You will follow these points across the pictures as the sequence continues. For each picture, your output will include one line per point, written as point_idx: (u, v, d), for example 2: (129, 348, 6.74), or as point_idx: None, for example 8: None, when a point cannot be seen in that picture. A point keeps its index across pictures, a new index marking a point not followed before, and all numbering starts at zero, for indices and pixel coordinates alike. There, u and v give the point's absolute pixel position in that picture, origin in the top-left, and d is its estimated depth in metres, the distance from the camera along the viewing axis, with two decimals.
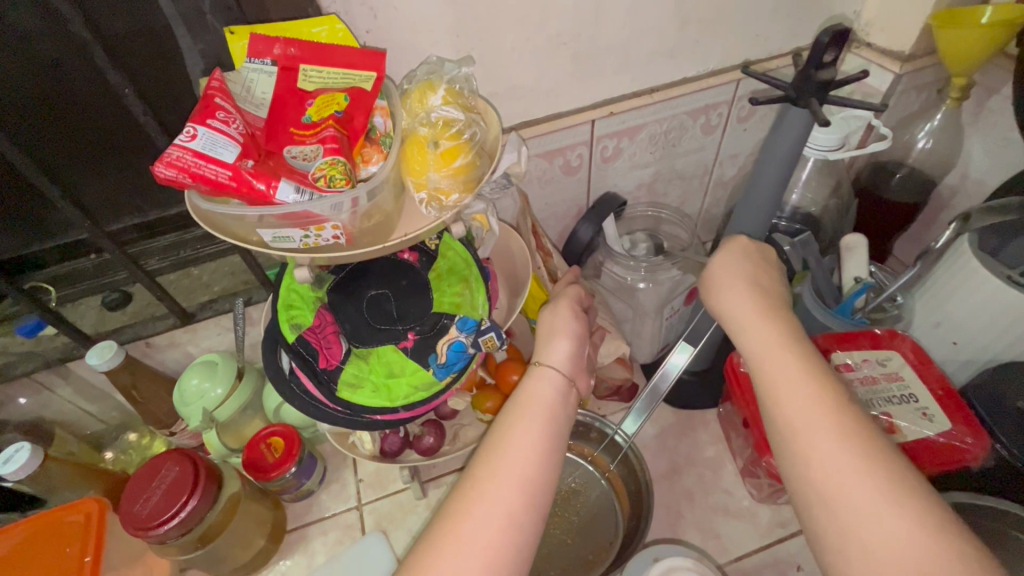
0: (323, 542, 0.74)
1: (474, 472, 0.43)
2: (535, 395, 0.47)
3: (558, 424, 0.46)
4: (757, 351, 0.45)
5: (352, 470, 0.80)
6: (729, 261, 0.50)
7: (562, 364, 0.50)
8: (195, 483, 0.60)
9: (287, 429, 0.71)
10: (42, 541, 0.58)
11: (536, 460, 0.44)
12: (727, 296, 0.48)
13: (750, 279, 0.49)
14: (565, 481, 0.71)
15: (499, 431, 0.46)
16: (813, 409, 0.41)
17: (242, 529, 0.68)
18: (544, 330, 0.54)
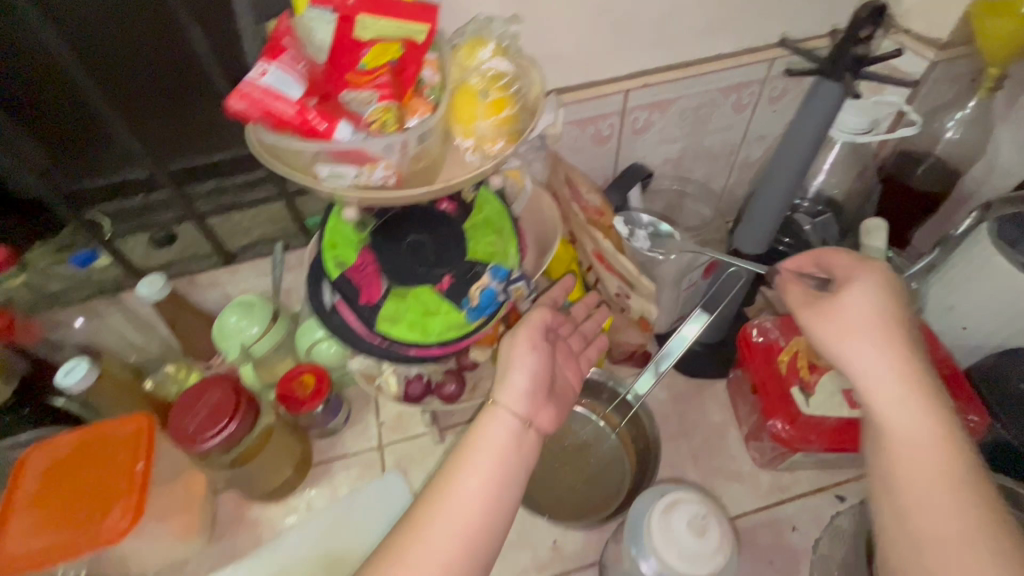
0: (345, 477, 0.78)
1: (422, 504, 0.49)
2: (488, 440, 0.53)
3: (503, 462, 0.52)
4: (891, 403, 0.49)
5: (374, 413, 0.83)
6: (864, 301, 0.52)
7: (515, 410, 0.55)
8: (236, 406, 0.65)
9: (316, 369, 0.75)
10: (92, 450, 0.61)
11: (480, 501, 0.49)
12: (859, 340, 0.51)
13: (885, 322, 0.51)
14: (575, 436, 0.76)
15: (454, 467, 0.51)
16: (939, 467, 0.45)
17: (273, 455, 0.74)
18: (501, 364, 0.59)
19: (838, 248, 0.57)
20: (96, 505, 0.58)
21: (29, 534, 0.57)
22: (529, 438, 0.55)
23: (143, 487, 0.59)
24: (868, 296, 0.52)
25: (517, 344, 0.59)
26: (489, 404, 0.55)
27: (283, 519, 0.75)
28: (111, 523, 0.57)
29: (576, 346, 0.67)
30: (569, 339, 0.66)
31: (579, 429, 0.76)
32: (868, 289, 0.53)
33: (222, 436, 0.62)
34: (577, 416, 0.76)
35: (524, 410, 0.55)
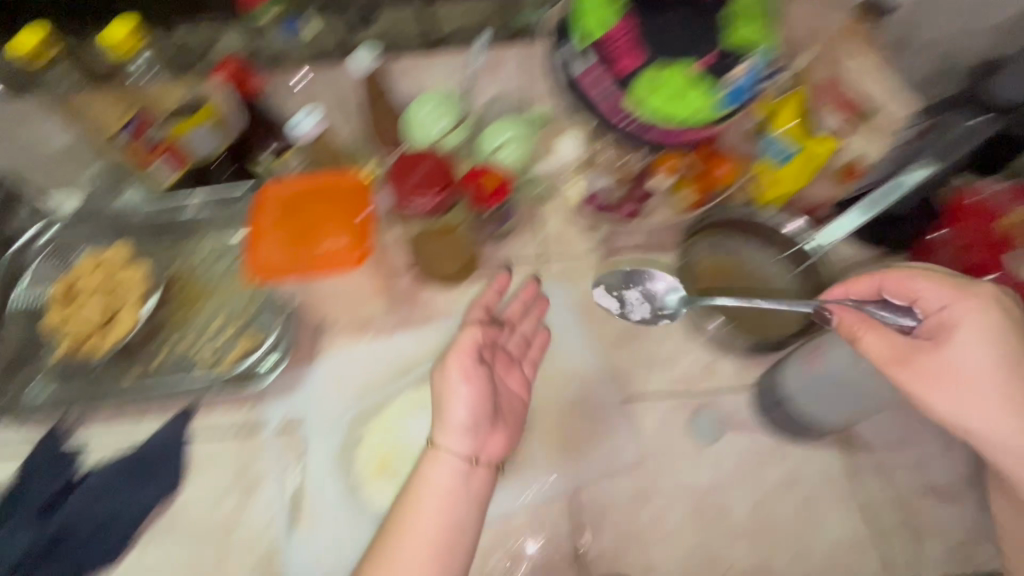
0: (510, 276, 0.81)
1: (392, 525, 0.55)
2: (432, 481, 0.56)
3: (452, 517, 0.55)
4: (1020, 452, 0.51)
5: (536, 227, 0.85)
6: (970, 335, 0.52)
7: (456, 451, 0.57)
8: (446, 180, 0.71)
9: (497, 175, 0.74)
10: (325, 192, 0.68)
11: (431, 558, 0.54)
12: (970, 373, 0.52)
13: (989, 357, 0.52)
14: (745, 264, 0.74)
15: (392, 529, 0.55)
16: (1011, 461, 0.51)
17: (454, 242, 0.76)
18: (437, 394, 0.59)
19: (913, 271, 0.55)
20: (327, 239, 0.66)
21: (274, 246, 0.65)
22: (476, 472, 0.58)
23: (365, 234, 0.66)
24: (979, 327, 0.52)
25: (446, 382, 0.58)
26: (433, 445, 0.58)
27: (454, 301, 0.80)
28: (339, 254, 0.65)
29: (517, 352, 0.67)
30: (507, 346, 0.66)
31: (749, 258, 0.74)
32: (976, 344, 0.52)
33: (427, 204, 0.71)
34: (749, 246, 0.74)
35: (461, 445, 0.58)
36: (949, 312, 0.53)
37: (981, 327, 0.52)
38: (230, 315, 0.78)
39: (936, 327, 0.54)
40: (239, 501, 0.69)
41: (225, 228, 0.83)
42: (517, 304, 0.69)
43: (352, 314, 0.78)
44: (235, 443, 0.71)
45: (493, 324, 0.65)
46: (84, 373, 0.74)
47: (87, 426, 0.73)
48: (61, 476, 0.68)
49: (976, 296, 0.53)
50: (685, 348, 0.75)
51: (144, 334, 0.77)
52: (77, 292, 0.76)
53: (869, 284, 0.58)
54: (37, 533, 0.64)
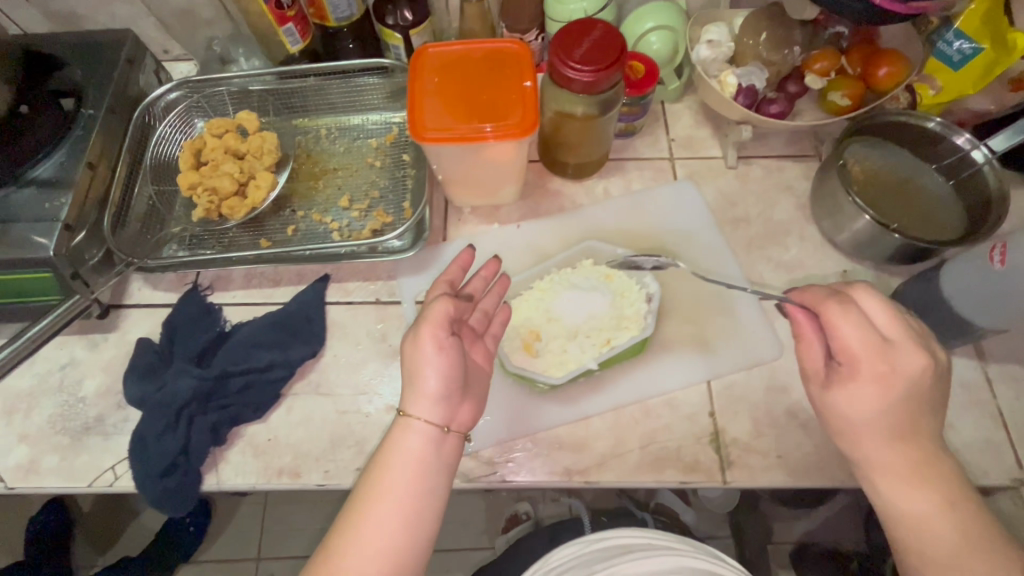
0: (638, 175, 0.81)
1: (351, 519, 0.50)
2: (397, 450, 0.53)
3: (408, 518, 0.51)
4: (901, 476, 0.49)
5: (664, 130, 0.84)
6: (872, 403, 0.49)
7: (424, 424, 0.53)
8: (620, 53, 0.63)
9: (644, 58, 0.74)
10: (491, 61, 0.66)
11: (377, 559, 0.49)
12: (870, 439, 0.50)
13: (886, 412, 0.49)
14: (898, 170, 0.71)
15: (346, 529, 0.50)
16: (957, 539, 0.48)
17: (596, 134, 0.74)
18: (406, 370, 0.54)
19: (838, 297, 0.52)
20: (491, 105, 0.63)
21: (436, 109, 0.63)
22: (444, 448, 0.54)
23: (533, 98, 0.63)
24: (871, 377, 0.49)
25: (416, 348, 0.53)
26: (400, 417, 0.54)
27: (583, 195, 0.80)
28: (507, 119, 0.62)
29: (480, 326, 0.61)
30: (471, 321, 0.61)
31: (901, 164, 0.71)
32: (867, 388, 0.49)
33: (584, 78, 0.63)
34: (898, 153, 0.72)
35: (431, 415, 0.53)
36: (854, 348, 0.50)
37: (881, 389, 0.49)
38: (355, 194, 0.80)
39: (843, 353, 0.51)
40: (380, 367, 0.70)
41: (343, 114, 0.85)
42: (479, 281, 0.63)
43: (483, 201, 0.79)
44: (373, 314, 0.73)
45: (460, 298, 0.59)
46: (219, 237, 0.77)
47: (225, 290, 0.75)
48: (213, 329, 0.71)
49: (886, 350, 0.50)
50: (818, 255, 0.75)
51: (272, 206, 0.79)
52: (209, 157, 0.77)
53: (816, 294, 0.54)
54: (201, 377, 0.65)
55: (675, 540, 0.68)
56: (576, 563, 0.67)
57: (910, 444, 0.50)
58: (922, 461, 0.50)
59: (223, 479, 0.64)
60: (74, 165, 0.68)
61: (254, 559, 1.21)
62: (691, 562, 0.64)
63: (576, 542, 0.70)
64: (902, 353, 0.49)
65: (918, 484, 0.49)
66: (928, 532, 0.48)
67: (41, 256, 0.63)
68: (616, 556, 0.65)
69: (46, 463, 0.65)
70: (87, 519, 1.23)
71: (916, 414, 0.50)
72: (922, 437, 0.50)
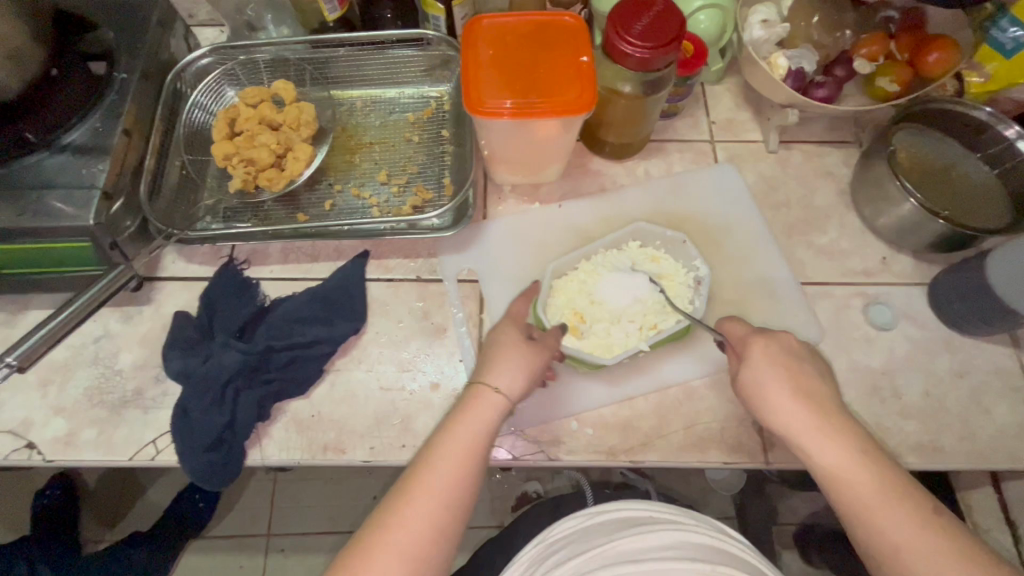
0: (679, 158, 0.81)
1: (413, 475, 0.52)
2: (475, 416, 0.55)
3: (467, 468, 0.52)
4: (837, 472, 0.52)
5: (704, 112, 0.83)
6: (765, 368, 0.56)
7: (502, 392, 0.56)
8: (680, 30, 0.61)
9: (695, 37, 0.73)
10: (547, 37, 0.66)
11: (437, 502, 0.50)
12: (775, 400, 0.55)
13: (785, 376, 0.55)
14: (941, 159, 0.72)
15: (413, 474, 0.52)
16: (878, 489, 0.50)
17: (644, 115, 0.72)
18: (489, 350, 0.59)
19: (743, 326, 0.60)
20: (548, 81, 0.63)
21: (491, 82, 0.63)
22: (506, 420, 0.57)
23: (590, 74, 0.63)
24: (764, 354, 0.56)
25: (507, 342, 0.59)
26: (477, 386, 0.56)
27: (624, 176, 0.79)
28: (566, 94, 0.62)
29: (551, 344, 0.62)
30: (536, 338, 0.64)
31: (944, 153, 0.72)
32: (764, 365, 0.56)
33: (639, 55, 0.62)
34: (941, 142, 0.73)
35: (510, 385, 0.56)
36: (745, 333, 0.59)
37: (767, 356, 0.56)
38: (393, 169, 0.78)
39: (738, 342, 0.59)
40: (423, 345, 0.69)
41: (377, 86, 0.83)
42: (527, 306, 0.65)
43: (524, 179, 0.78)
44: (414, 292, 0.72)
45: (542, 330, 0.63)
46: (254, 210, 0.75)
47: (262, 265, 0.73)
48: (253, 304, 0.70)
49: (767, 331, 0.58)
50: (857, 241, 0.76)
51: (308, 180, 0.77)
52: (243, 128, 0.74)
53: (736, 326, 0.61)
54: (246, 352, 0.64)
55: (681, 512, 0.59)
56: (576, 536, 0.58)
57: (813, 404, 0.54)
58: (830, 420, 0.53)
59: (267, 455, 0.64)
60: (109, 131, 0.66)
61: (264, 536, 1.21)
62: (691, 535, 0.53)
63: (576, 516, 0.61)
64: (780, 332, 0.58)
65: (832, 438, 0.53)
66: (847, 487, 0.51)
67: (79, 225, 0.61)
68: (616, 531, 0.56)
69: (85, 436, 0.64)
70: (93, 493, 1.22)
71: (813, 380, 0.56)
72: (820, 396, 0.55)
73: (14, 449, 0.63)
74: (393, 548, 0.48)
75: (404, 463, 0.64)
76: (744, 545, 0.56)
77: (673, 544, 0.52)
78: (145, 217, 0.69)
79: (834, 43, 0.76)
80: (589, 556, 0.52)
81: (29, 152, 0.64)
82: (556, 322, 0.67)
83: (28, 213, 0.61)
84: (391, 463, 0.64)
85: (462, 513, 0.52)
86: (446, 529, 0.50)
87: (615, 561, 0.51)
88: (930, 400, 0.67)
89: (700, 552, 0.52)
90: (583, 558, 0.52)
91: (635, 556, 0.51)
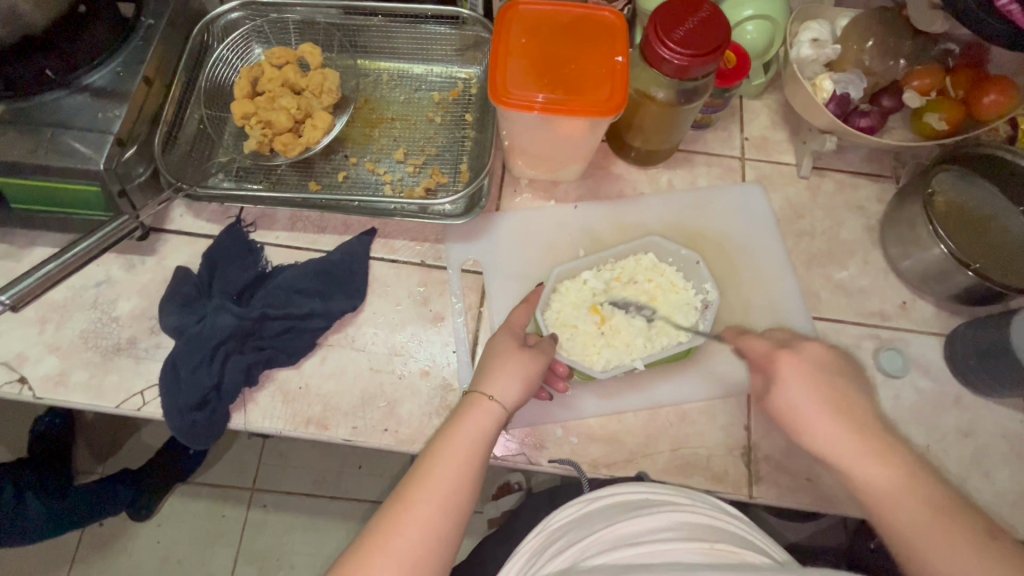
0: (706, 172, 0.78)
1: (409, 484, 0.50)
2: (472, 423, 0.54)
3: (465, 474, 0.51)
4: (880, 488, 0.47)
5: (738, 127, 0.80)
6: (797, 391, 0.52)
7: (503, 400, 0.55)
8: (723, 39, 0.58)
9: (738, 48, 0.70)
10: (584, 32, 0.63)
11: (437, 509, 0.49)
12: (810, 421, 0.51)
13: (817, 397, 0.51)
14: (984, 206, 0.68)
15: (414, 478, 0.51)
16: (923, 510, 0.45)
17: (675, 124, 0.70)
18: (488, 362, 0.58)
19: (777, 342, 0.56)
20: (579, 79, 0.60)
21: (519, 72, 0.61)
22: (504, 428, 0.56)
23: (623, 75, 0.60)
24: (795, 372, 0.52)
25: (503, 349, 0.59)
26: (475, 393, 0.56)
27: (646, 184, 0.77)
28: (595, 94, 0.60)
29: (548, 348, 0.61)
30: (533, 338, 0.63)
31: (987, 201, 0.68)
32: (796, 382, 0.52)
33: (676, 61, 0.59)
34: (986, 188, 0.68)
35: (507, 392, 0.56)
36: (769, 351, 0.55)
37: (799, 374, 0.52)
38: (412, 148, 0.76)
39: (765, 363, 0.56)
40: (418, 331, 0.68)
41: (405, 60, 0.81)
42: (527, 307, 0.65)
43: (543, 174, 0.75)
44: (417, 276, 0.71)
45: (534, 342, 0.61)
46: (266, 173, 0.74)
47: (268, 230, 0.72)
48: (254, 269, 0.69)
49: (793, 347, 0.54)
50: (878, 282, 0.73)
51: (324, 149, 0.76)
52: (265, 88, 0.73)
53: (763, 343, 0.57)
54: (241, 316, 0.64)
55: (675, 491, 0.58)
56: (574, 524, 0.56)
57: (854, 425, 0.50)
58: (869, 439, 0.49)
59: (251, 420, 0.64)
60: (130, 76, 0.65)
61: (248, 489, 1.23)
62: (688, 516, 0.53)
63: (575, 502, 0.59)
64: (807, 345, 0.54)
65: (877, 459, 0.48)
66: (892, 513, 0.46)
67: (90, 168, 0.61)
68: (617, 515, 0.54)
69: (76, 378, 0.65)
70: (90, 425, 1.24)
71: (851, 399, 0.51)
72: (860, 415, 0.50)
73: (7, 382, 0.64)
74: (393, 555, 0.46)
75: (385, 446, 0.64)
76: (739, 520, 0.55)
77: (672, 526, 0.52)
78: (157, 166, 0.68)
79: (885, 71, 0.72)
80: (590, 542, 0.52)
81: (48, 88, 0.63)
82: (555, 331, 0.65)
83: (40, 150, 0.61)
84: (372, 445, 0.64)
85: (461, 521, 0.50)
86: (445, 537, 0.49)
87: (614, 545, 0.51)
88: (929, 456, 0.65)
89: (700, 531, 0.51)
90: (584, 544, 0.52)
91: (634, 540, 0.51)
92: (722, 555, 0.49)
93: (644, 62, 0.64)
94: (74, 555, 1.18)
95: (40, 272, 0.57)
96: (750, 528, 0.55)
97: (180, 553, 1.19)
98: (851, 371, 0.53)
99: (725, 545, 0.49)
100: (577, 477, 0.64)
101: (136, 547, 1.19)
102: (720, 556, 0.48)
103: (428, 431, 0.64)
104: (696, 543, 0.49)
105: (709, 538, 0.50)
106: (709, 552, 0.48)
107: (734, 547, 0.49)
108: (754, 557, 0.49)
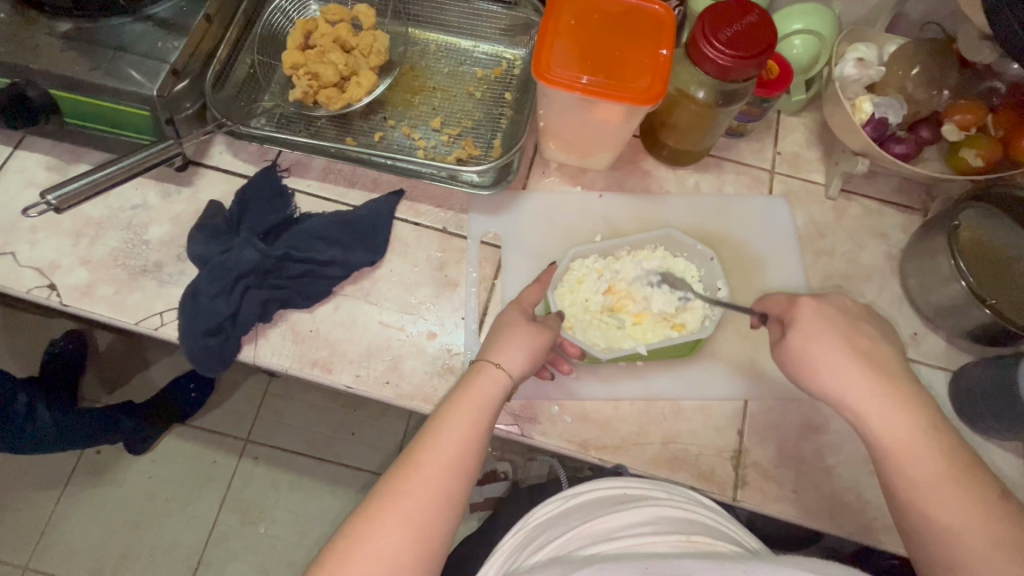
0: (734, 180, 0.78)
1: (416, 447, 0.52)
2: (477, 392, 0.55)
3: (470, 440, 0.53)
4: (897, 451, 0.50)
5: (773, 140, 0.80)
6: (820, 329, 0.54)
7: (510, 368, 0.56)
8: (771, 43, 0.59)
9: (782, 61, 0.71)
10: (634, 23, 0.64)
11: (445, 472, 0.51)
12: (829, 367, 0.53)
13: (841, 344, 0.54)
14: (1009, 247, 0.66)
15: (421, 444, 0.52)
16: (940, 471, 0.49)
17: (710, 124, 0.70)
18: (496, 336, 0.59)
19: (808, 299, 0.56)
20: (624, 66, 0.62)
21: (565, 54, 0.62)
22: (510, 396, 0.58)
23: (665, 68, 0.61)
24: (813, 315, 0.55)
25: (512, 322, 0.60)
26: (480, 361, 0.57)
27: (672, 183, 0.78)
28: (635, 82, 0.61)
29: (556, 325, 0.62)
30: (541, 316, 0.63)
31: (1013, 242, 0.67)
32: (819, 328, 0.55)
33: (719, 61, 0.60)
34: (1012, 230, 0.67)
35: (512, 362, 0.57)
36: (791, 299, 0.58)
37: (820, 315, 0.55)
38: (449, 118, 0.78)
39: (785, 309, 0.58)
40: (431, 294, 0.70)
41: (454, 34, 0.83)
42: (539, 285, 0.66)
43: (574, 160, 0.77)
44: (436, 241, 0.72)
45: (539, 321, 0.62)
46: (307, 124, 0.76)
47: (301, 177, 0.75)
48: (283, 212, 0.72)
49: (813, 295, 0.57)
50: (892, 311, 0.73)
51: (364, 109, 0.78)
52: (318, 42, 0.76)
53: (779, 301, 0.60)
54: (264, 253, 0.66)
55: (655, 486, 0.59)
56: (555, 519, 0.57)
57: (874, 369, 0.53)
58: (890, 388, 0.52)
59: (260, 355, 0.66)
60: (193, 12, 0.68)
61: (242, 440, 1.25)
62: (668, 509, 0.54)
63: (554, 498, 0.60)
64: (831, 295, 0.57)
65: (897, 410, 0.51)
66: (912, 466, 0.49)
67: (142, 93, 0.63)
68: (599, 509, 0.55)
69: (101, 292, 0.67)
70: (102, 356, 1.29)
71: (872, 345, 0.54)
72: (879, 359, 0.54)
73: (37, 286, 0.67)
74: (403, 514, 0.48)
75: (385, 399, 0.66)
76: (715, 513, 0.56)
77: (651, 519, 0.53)
78: (205, 103, 0.71)
79: (929, 101, 0.72)
80: (571, 536, 0.52)
81: (115, 14, 0.66)
82: (563, 309, 0.67)
83: (100, 70, 0.64)
84: (371, 396, 0.66)
85: (466, 485, 0.52)
86: (451, 500, 0.50)
87: (595, 539, 0.51)
88: None
89: (679, 524, 0.52)
90: (564, 539, 0.52)
91: (618, 533, 0.52)
92: (697, 547, 0.49)
93: (687, 61, 0.65)
94: (69, 477, 1.22)
95: (87, 178, 0.61)
96: (724, 520, 0.56)
97: (168, 491, 1.22)
98: (855, 318, 0.56)
99: (701, 537, 0.50)
100: (566, 456, 0.65)
101: (129, 478, 1.23)
102: (696, 548, 0.49)
103: (427, 389, 0.66)
104: (673, 535, 0.50)
105: (686, 531, 0.51)
106: (686, 544, 0.49)
107: (710, 539, 0.50)
108: (728, 548, 0.50)
